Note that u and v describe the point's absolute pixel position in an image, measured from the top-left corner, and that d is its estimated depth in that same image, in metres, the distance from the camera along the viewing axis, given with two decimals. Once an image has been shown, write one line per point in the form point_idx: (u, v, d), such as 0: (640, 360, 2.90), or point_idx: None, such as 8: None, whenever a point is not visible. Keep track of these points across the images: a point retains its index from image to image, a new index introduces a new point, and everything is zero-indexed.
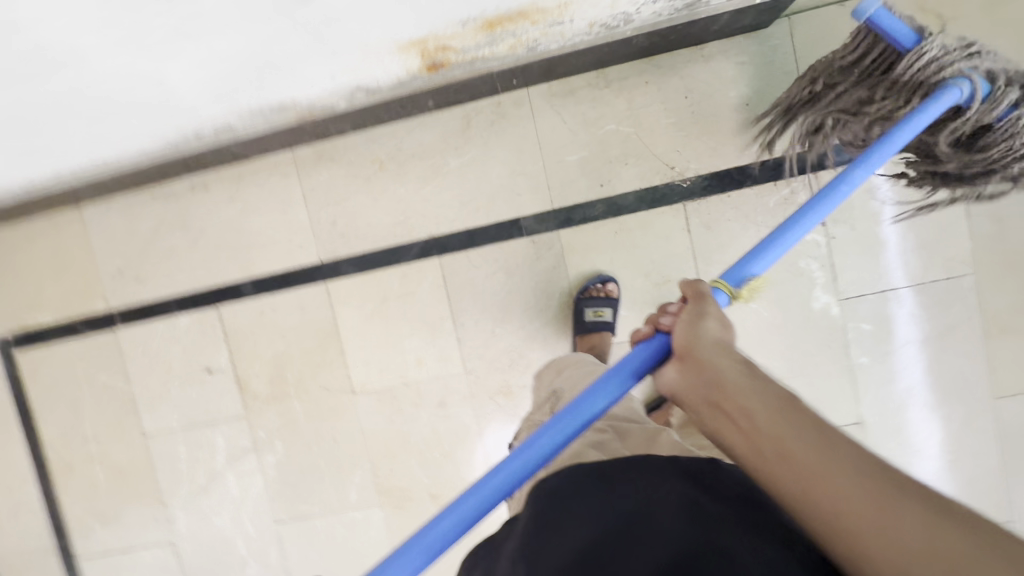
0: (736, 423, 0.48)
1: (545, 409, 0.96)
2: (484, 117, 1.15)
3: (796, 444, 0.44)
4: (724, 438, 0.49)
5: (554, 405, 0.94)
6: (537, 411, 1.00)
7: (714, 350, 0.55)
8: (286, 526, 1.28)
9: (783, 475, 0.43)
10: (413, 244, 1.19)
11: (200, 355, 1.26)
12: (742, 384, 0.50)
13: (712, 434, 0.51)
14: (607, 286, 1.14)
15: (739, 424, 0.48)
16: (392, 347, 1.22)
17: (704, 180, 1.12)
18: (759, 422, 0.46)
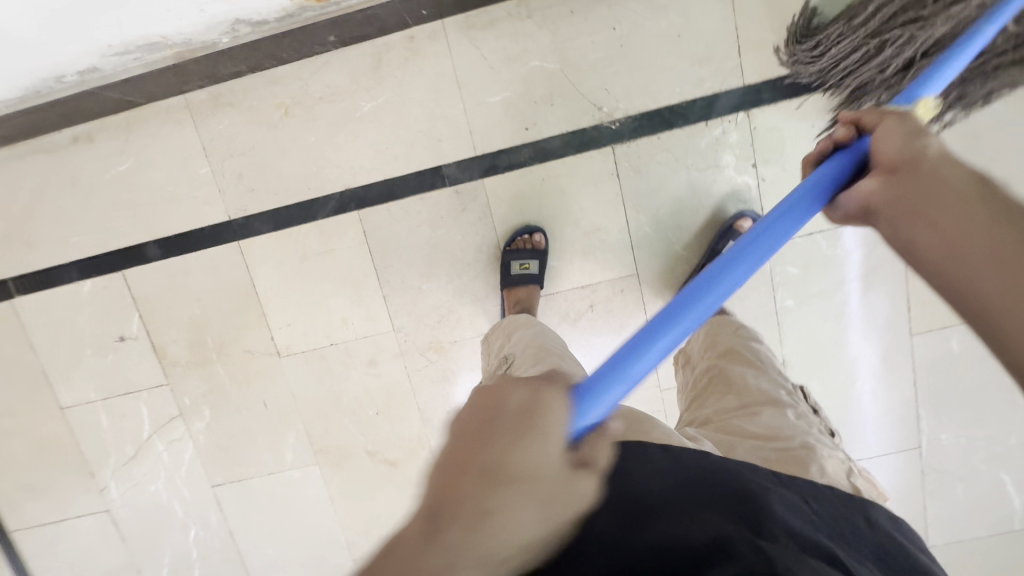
0: (928, 219, 0.45)
1: (496, 380, 0.94)
2: (397, 53, 1.04)
3: (1005, 241, 0.41)
4: (911, 232, 0.47)
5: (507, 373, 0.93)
6: (487, 381, 0.96)
7: (933, 160, 0.48)
8: (223, 488, 1.27)
9: (972, 262, 0.42)
10: (329, 198, 1.11)
11: (110, 322, 1.18)
12: (957, 188, 0.45)
13: (897, 232, 0.48)
14: (534, 237, 1.10)
15: (924, 231, 0.46)
16: (315, 307, 1.16)
17: (634, 121, 1.06)
18: (965, 219, 0.43)
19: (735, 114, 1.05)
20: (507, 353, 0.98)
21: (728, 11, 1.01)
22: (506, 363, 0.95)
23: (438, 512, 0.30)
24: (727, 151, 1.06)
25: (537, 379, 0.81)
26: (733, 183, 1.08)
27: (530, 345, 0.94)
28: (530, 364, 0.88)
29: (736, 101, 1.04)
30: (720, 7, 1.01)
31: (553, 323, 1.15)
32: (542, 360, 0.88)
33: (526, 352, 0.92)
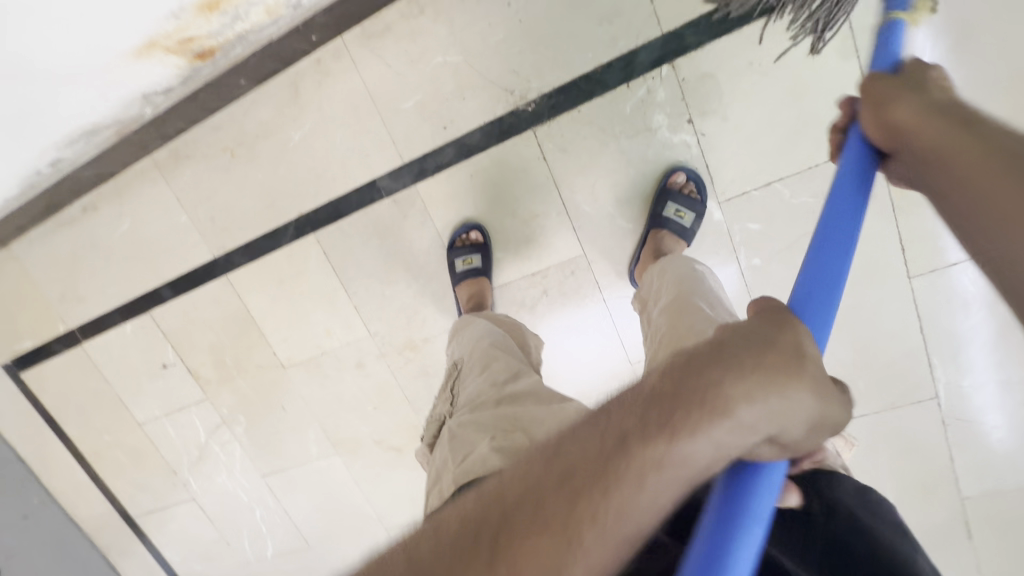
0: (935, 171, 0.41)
1: (445, 395, 0.94)
2: (311, 79, 1.07)
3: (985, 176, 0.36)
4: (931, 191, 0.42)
5: (456, 385, 0.93)
6: (441, 395, 0.97)
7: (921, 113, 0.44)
8: (272, 477, 1.50)
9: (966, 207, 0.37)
10: (287, 226, 1.20)
11: (153, 354, 1.41)
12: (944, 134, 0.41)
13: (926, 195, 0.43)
14: (472, 235, 1.11)
15: (926, 170, 0.42)
16: (302, 323, 1.29)
17: (550, 98, 1.00)
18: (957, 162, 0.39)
19: (658, 69, 0.95)
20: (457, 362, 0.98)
21: None
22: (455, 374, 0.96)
23: (705, 406, 0.34)
24: (656, 110, 0.97)
25: (484, 396, 0.81)
26: (670, 144, 0.99)
27: (477, 345, 0.95)
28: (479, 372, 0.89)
29: (657, 54, 0.94)
30: None
31: (511, 313, 1.17)
32: (492, 365, 0.89)
33: (475, 360, 0.92)
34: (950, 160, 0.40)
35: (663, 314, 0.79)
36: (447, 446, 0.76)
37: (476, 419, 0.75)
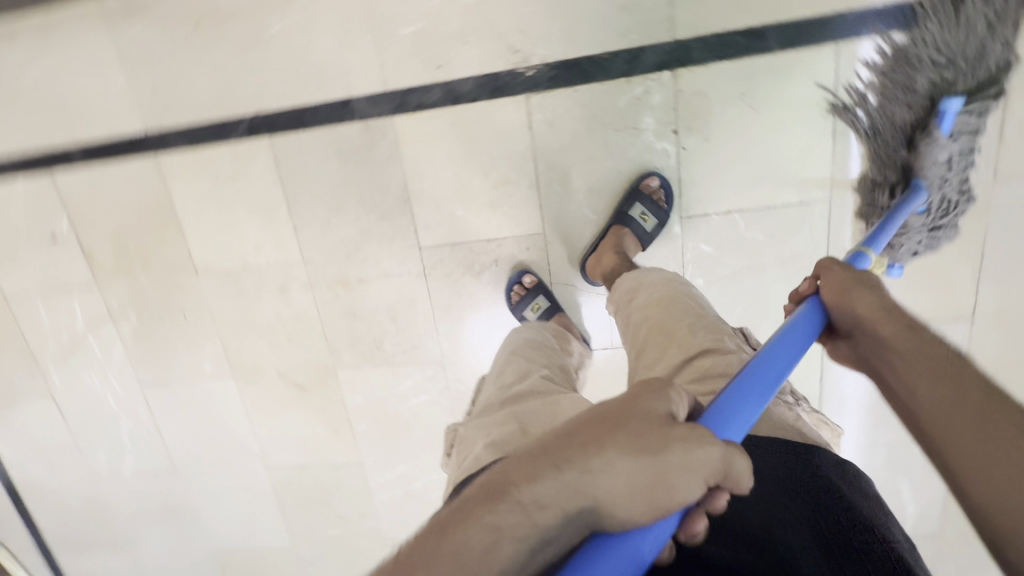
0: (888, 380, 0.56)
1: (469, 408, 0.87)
2: None
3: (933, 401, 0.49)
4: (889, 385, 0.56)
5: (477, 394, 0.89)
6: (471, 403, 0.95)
7: (873, 313, 0.59)
8: (150, 388, 1.37)
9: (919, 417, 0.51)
10: (241, 121, 1.10)
11: (42, 221, 1.24)
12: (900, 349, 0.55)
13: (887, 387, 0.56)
14: (525, 281, 1.12)
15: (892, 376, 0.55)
16: (229, 230, 1.19)
17: (551, 70, 0.99)
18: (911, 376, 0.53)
19: (659, 73, 0.96)
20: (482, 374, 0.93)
21: None
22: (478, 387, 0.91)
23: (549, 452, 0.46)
24: (647, 112, 0.99)
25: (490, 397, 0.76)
26: (651, 149, 1.01)
27: (501, 354, 0.93)
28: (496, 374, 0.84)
29: (662, 58, 0.95)
30: None
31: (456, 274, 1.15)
32: (506, 366, 0.84)
33: (494, 366, 0.88)
34: (941, 409, 0.49)
35: (641, 311, 0.81)
36: (455, 452, 0.70)
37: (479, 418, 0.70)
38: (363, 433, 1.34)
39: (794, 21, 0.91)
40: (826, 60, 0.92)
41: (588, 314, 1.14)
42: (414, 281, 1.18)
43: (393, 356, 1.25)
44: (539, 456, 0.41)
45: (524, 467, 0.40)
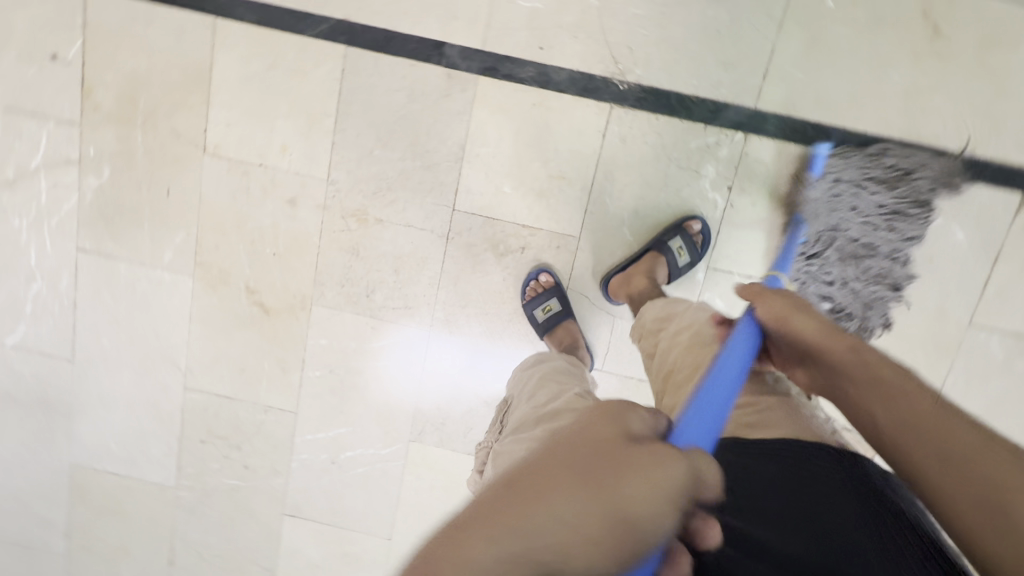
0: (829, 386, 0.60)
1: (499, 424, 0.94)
2: None
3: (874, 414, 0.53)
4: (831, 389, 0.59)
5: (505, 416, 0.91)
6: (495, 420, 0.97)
7: (810, 327, 0.63)
8: (88, 256, 1.20)
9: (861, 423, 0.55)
10: (323, 20, 1.05)
11: (50, 35, 1.10)
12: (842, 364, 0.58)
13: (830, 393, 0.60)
14: (541, 279, 1.11)
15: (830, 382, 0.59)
16: (261, 121, 1.11)
17: (642, 91, 1.03)
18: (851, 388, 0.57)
19: (733, 131, 1.03)
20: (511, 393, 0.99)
21: (771, 32, 1.00)
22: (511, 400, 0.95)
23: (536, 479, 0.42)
24: (712, 162, 1.05)
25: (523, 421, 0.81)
26: (703, 195, 1.07)
27: (526, 375, 0.94)
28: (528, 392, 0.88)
29: (741, 120, 1.03)
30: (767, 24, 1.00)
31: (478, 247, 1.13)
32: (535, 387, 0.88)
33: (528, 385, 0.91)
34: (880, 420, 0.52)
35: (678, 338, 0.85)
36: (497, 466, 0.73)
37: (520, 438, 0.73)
38: (312, 381, 1.23)
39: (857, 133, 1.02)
40: None
41: (591, 329, 1.15)
42: (433, 242, 1.13)
43: (380, 309, 1.18)
44: (502, 503, 0.37)
45: (481, 515, 0.37)
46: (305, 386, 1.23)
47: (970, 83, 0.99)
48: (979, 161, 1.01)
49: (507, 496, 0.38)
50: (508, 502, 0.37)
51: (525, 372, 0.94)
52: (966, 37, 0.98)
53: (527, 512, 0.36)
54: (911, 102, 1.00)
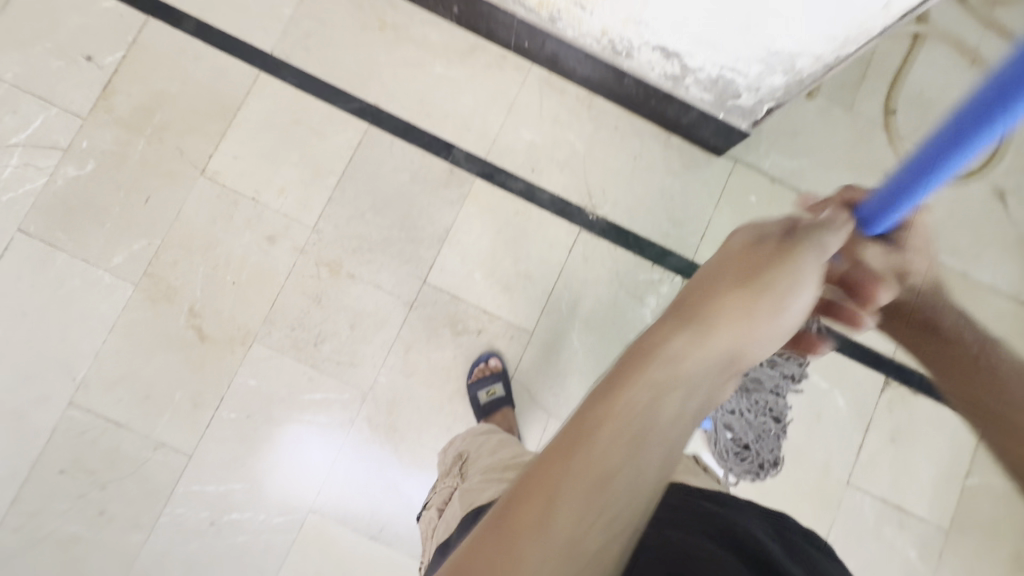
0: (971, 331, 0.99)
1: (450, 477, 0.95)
2: (486, 56, 1.24)
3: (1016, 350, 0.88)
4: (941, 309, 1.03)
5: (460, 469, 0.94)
6: (444, 476, 1.01)
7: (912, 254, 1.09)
8: (28, 239, 1.13)
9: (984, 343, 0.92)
10: (355, 100, 1.21)
11: (94, 41, 1.18)
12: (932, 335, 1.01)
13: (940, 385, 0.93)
14: (490, 363, 1.18)
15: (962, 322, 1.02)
16: (267, 163, 1.19)
17: (606, 225, 1.23)
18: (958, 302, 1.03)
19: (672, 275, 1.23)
20: (460, 449, 1.03)
21: (711, 206, 1.26)
22: (461, 456, 0.97)
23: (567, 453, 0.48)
24: (654, 294, 1.23)
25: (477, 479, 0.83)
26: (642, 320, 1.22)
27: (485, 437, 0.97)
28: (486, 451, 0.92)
29: (681, 267, 1.24)
30: (708, 200, 1.26)
31: (438, 322, 1.19)
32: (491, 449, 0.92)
33: (481, 446, 0.94)
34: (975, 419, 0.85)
35: None
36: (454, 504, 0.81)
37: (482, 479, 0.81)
38: (223, 424, 1.14)
39: None
40: None
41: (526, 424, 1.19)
42: (396, 307, 1.18)
43: (323, 361, 1.16)
44: (516, 505, 0.44)
45: (501, 540, 0.42)
46: (213, 427, 1.13)
47: None
48: (855, 342, 1.26)
49: (521, 494, 0.44)
50: (545, 482, 0.44)
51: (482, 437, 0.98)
52: None
53: (574, 485, 0.43)
54: None
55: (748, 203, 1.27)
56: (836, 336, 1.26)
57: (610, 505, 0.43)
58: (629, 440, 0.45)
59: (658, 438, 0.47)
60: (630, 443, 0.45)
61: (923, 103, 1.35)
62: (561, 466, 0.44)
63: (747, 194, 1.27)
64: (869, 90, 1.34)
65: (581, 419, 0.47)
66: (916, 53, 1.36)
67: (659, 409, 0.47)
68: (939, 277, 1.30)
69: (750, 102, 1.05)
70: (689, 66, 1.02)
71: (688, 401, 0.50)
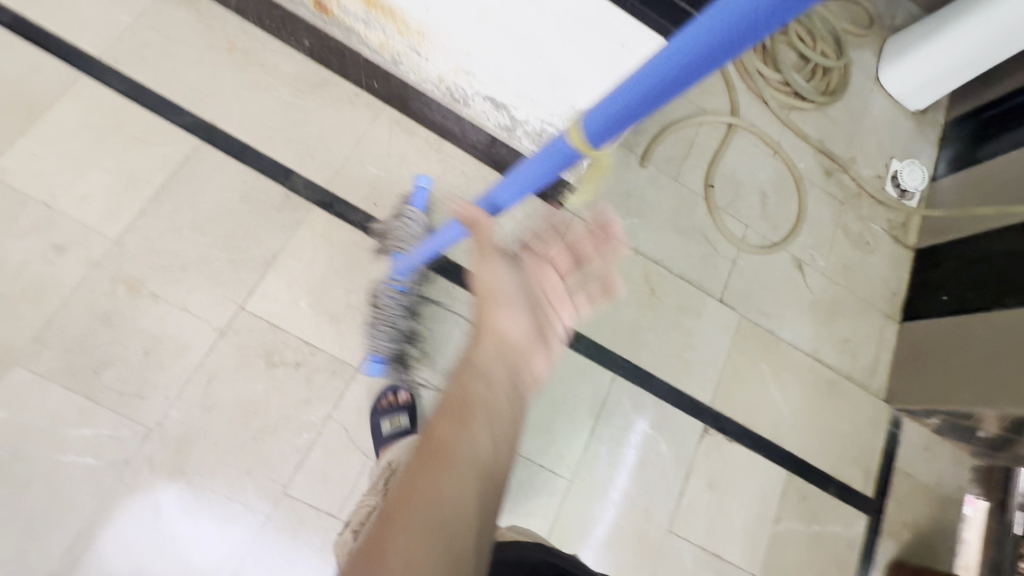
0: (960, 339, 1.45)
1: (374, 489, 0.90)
2: (337, 91, 1.26)
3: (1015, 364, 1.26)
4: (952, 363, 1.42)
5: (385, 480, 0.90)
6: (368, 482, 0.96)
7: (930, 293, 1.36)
8: None
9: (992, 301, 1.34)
10: (188, 115, 1.17)
11: None
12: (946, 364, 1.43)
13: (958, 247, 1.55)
14: (400, 396, 1.13)
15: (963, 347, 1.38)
16: (73, 167, 1.09)
17: (446, 262, 1.25)
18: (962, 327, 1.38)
19: None
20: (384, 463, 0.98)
21: (548, 253, 1.33)
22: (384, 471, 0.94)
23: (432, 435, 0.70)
24: None
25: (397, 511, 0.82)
26: None
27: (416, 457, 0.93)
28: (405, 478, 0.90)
29: None
30: (547, 247, 1.33)
31: (252, 352, 1.09)
32: None
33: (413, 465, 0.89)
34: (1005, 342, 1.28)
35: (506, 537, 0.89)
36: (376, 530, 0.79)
37: None
38: None
39: (597, 345, 1.31)
40: (603, 382, 1.29)
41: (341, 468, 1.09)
42: (202, 333, 1.08)
43: (102, 391, 1.01)
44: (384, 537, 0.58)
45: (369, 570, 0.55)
46: None
47: (674, 332, 1.37)
48: (676, 390, 1.34)
49: (415, 476, 0.63)
50: (408, 517, 0.59)
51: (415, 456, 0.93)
52: (672, 302, 1.39)
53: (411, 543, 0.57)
54: (633, 336, 1.34)
55: None
56: (658, 383, 1.33)
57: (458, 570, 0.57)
58: (443, 506, 0.60)
59: (496, 436, 0.69)
60: (448, 466, 0.63)
61: (734, 183, 1.56)
62: (429, 505, 0.60)
63: None
64: (692, 165, 1.53)
65: (439, 422, 0.69)
66: (731, 141, 1.59)
67: (470, 456, 0.65)
68: (749, 333, 1.44)
69: None
70: (516, 117, 1.10)
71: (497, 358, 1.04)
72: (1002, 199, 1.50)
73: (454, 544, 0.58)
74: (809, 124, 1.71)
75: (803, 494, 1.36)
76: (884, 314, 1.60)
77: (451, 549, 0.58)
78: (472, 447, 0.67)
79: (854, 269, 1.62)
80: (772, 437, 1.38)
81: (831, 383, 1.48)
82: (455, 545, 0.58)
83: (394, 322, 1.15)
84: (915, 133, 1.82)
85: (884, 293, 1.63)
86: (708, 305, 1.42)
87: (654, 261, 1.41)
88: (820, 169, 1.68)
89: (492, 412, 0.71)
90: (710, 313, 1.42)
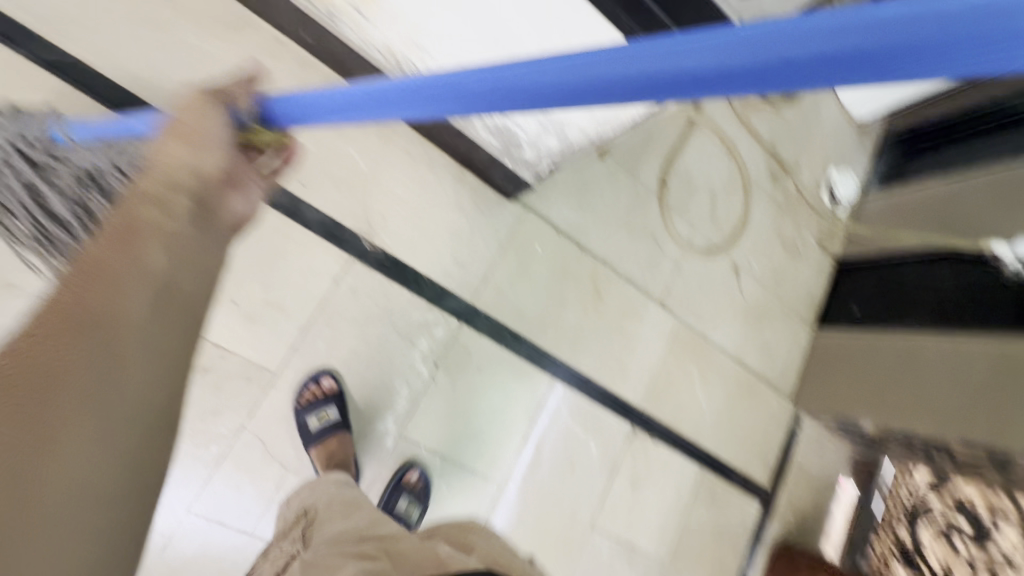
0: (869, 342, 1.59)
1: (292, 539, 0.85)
2: (257, 36, 1.03)
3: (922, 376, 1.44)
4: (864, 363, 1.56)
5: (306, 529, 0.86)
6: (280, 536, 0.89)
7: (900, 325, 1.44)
8: None
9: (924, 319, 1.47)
10: (57, 52, 0.94)
11: None
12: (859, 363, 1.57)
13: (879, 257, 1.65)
14: (321, 383, 1.04)
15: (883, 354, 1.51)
16: None
17: (383, 257, 1.12)
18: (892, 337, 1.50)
19: (448, 316, 1.18)
20: (304, 506, 0.91)
21: (496, 249, 1.24)
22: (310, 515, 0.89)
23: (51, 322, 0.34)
24: (426, 337, 1.15)
25: (327, 555, 0.74)
26: (410, 365, 1.14)
27: (335, 495, 0.90)
28: (336, 520, 0.84)
29: (458, 309, 1.19)
30: (495, 243, 1.24)
31: None
32: (349, 515, 0.84)
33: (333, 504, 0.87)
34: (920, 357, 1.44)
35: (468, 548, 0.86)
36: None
37: (330, 551, 0.75)
38: None
39: (538, 347, 1.27)
40: (541, 386, 1.27)
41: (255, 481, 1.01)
42: None
43: None
44: None
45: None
46: None
47: (614, 336, 1.37)
48: (610, 392, 1.35)
49: (43, 334, 0.33)
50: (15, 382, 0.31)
51: (333, 493, 0.91)
52: (615, 305, 1.38)
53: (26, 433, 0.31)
54: (575, 339, 1.32)
55: (531, 250, 1.27)
56: (595, 385, 1.34)
57: (111, 440, 0.32)
58: (98, 339, 0.33)
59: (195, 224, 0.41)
60: (112, 317, 0.34)
61: (687, 181, 1.53)
62: (58, 341, 0.32)
63: (531, 240, 1.28)
64: (650, 159, 1.47)
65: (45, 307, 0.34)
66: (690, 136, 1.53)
67: (139, 277, 0.36)
68: (683, 337, 1.48)
69: (531, 157, 1.03)
70: None
71: (182, 194, 0.42)
72: (917, 217, 1.62)
73: (102, 412, 0.32)
74: (764, 124, 1.69)
75: (712, 486, 1.48)
76: (803, 319, 1.71)
77: (104, 383, 0.33)
78: (130, 277, 0.36)
79: (783, 275, 1.68)
80: (692, 435, 1.46)
81: (749, 384, 1.58)
82: (100, 398, 0.32)
83: (32, 184, 0.82)
84: (856, 141, 1.87)
85: (806, 298, 1.72)
86: (648, 308, 1.43)
87: (602, 261, 1.37)
88: (768, 172, 1.69)
89: (173, 230, 0.39)
90: (649, 316, 1.43)
